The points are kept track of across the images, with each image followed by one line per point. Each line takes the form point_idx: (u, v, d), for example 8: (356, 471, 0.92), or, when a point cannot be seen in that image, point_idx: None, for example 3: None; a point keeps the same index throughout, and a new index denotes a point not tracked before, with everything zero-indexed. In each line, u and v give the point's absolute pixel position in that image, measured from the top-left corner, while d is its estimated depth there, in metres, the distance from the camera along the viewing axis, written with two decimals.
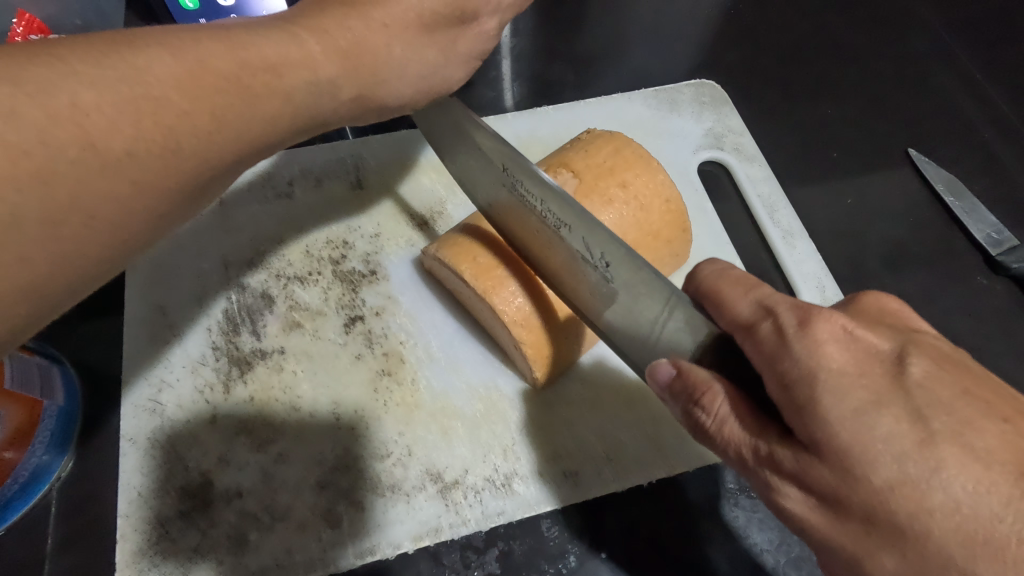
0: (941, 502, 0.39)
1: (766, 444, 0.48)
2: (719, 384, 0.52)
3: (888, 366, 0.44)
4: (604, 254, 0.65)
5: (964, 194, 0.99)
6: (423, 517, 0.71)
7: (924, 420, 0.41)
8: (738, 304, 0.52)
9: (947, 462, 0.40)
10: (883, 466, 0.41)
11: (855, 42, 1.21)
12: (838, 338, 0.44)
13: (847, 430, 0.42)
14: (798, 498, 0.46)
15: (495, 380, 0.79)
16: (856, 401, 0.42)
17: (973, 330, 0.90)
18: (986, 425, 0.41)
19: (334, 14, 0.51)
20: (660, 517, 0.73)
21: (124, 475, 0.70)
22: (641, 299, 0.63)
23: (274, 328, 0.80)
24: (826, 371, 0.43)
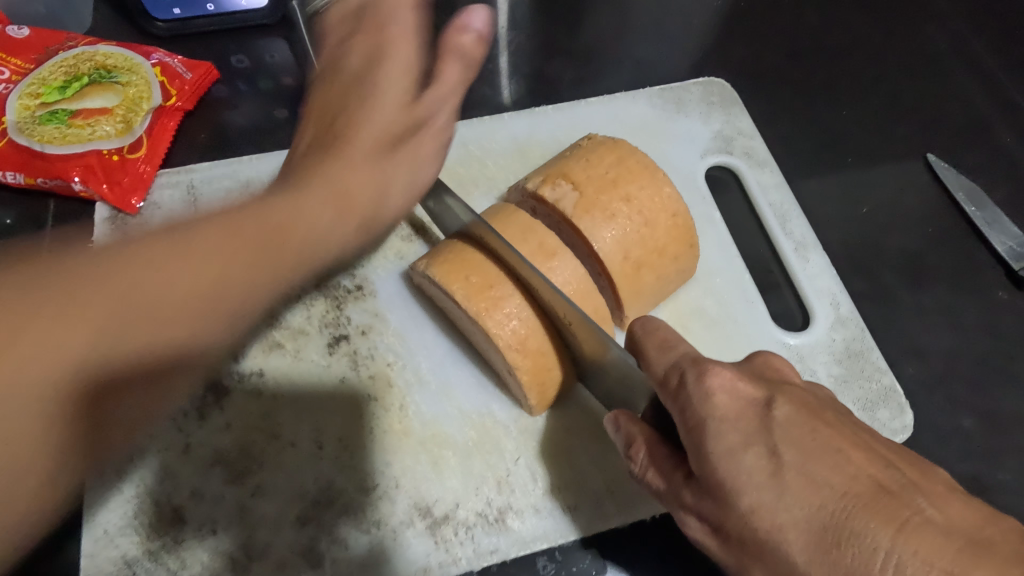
0: (786, 520, 0.43)
1: (675, 484, 0.52)
2: (642, 436, 0.56)
3: (755, 415, 0.46)
4: (564, 314, 0.66)
5: (986, 204, 0.93)
6: (411, 556, 0.66)
7: (777, 454, 0.44)
8: (659, 360, 0.53)
9: (790, 490, 0.43)
10: (747, 493, 0.44)
11: (871, 38, 1.14)
12: (726, 390, 0.47)
13: (723, 465, 0.46)
14: (698, 529, 0.50)
15: (489, 406, 0.74)
16: (729, 441, 0.46)
17: (994, 349, 0.85)
18: (823, 457, 0.44)
19: (328, 164, 0.62)
20: (661, 555, 0.67)
21: (90, 511, 0.66)
22: (596, 348, 0.65)
23: (252, 349, 0.75)
24: (711, 417, 0.47)
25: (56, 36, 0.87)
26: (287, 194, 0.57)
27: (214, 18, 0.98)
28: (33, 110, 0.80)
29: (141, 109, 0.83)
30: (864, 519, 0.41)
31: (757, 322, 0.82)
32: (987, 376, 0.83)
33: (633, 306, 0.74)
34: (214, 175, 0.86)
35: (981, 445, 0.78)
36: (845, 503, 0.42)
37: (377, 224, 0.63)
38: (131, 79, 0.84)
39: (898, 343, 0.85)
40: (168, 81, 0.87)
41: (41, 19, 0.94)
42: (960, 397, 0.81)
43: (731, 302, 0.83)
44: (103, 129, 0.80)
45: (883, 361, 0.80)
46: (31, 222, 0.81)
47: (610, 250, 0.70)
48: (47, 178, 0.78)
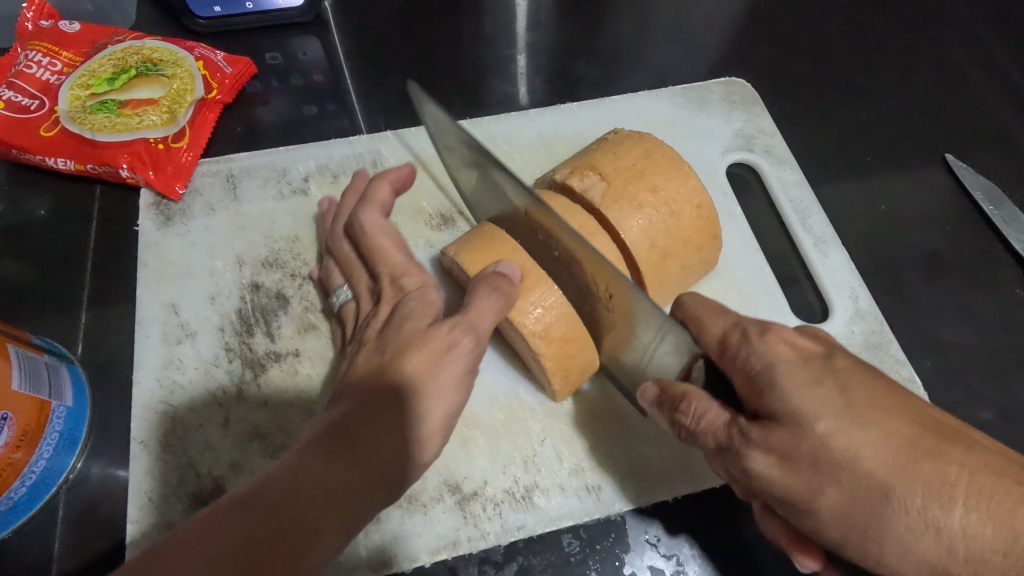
0: (864, 439, 0.47)
1: (730, 428, 0.54)
2: (694, 388, 0.58)
3: (819, 361, 0.51)
4: (606, 287, 0.67)
5: (1003, 202, 0.95)
6: (441, 530, 0.68)
7: (846, 390, 0.49)
8: (715, 320, 0.57)
9: (866, 420, 0.47)
10: (823, 417, 0.48)
11: (888, 41, 1.16)
12: (786, 342, 0.52)
13: (797, 397, 0.49)
14: (759, 470, 0.53)
15: (516, 389, 0.76)
16: (802, 377, 0.50)
17: (1013, 344, 0.86)
18: (887, 394, 0.48)
19: (375, 356, 0.62)
20: (682, 532, 0.70)
21: (134, 480, 0.69)
22: (635, 324, 0.66)
23: (288, 330, 0.78)
24: (782, 363, 0.51)
25: (104, 31, 0.91)
26: (412, 331, 0.62)
27: (254, 15, 1.01)
28: (82, 100, 0.84)
29: (184, 100, 0.87)
30: (927, 444, 0.46)
31: (776, 314, 0.84)
32: (1005, 370, 0.85)
33: (656, 294, 0.76)
34: (253, 163, 0.89)
35: (997, 435, 0.80)
36: (915, 428, 0.46)
37: (425, 315, 0.64)
38: (176, 72, 0.88)
39: (917, 336, 0.86)
40: (210, 74, 0.90)
41: (87, 15, 0.99)
42: (979, 389, 0.83)
43: (751, 293, 0.85)
44: (149, 119, 0.84)
45: (901, 353, 0.82)
46: (82, 208, 0.85)
47: (637, 238, 0.72)
48: (97, 164, 0.82)
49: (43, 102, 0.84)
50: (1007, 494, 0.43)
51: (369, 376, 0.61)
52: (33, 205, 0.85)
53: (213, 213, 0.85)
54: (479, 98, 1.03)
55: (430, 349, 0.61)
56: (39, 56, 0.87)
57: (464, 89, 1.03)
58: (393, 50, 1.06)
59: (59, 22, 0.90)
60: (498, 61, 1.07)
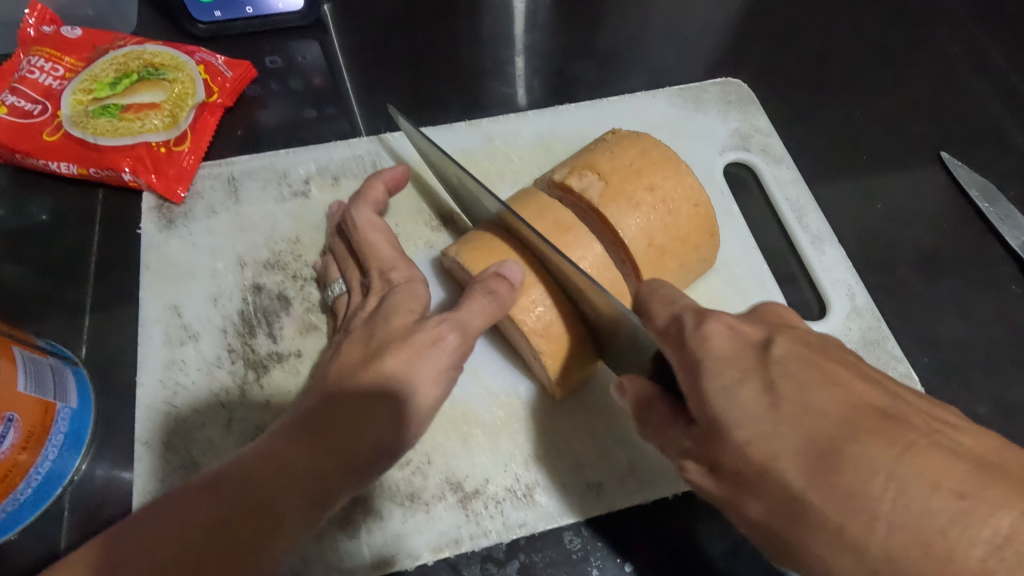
0: (781, 441, 0.46)
1: (675, 432, 0.57)
2: (649, 394, 0.61)
3: (753, 356, 0.50)
4: (580, 287, 0.68)
5: (998, 199, 0.96)
6: (443, 528, 0.69)
7: (772, 388, 0.48)
8: (660, 312, 0.57)
9: (786, 417, 0.47)
10: (743, 424, 0.48)
11: (883, 41, 1.17)
12: (723, 333, 0.52)
13: (718, 402, 0.50)
14: (702, 473, 0.55)
15: (516, 387, 0.77)
16: (724, 378, 0.50)
17: (1008, 340, 0.87)
18: (822, 386, 0.47)
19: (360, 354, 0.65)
20: (684, 527, 0.70)
21: (138, 480, 0.70)
22: (612, 321, 0.67)
23: (291, 331, 0.79)
24: (710, 360, 0.51)
25: (106, 36, 0.92)
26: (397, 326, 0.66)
27: (254, 20, 1.02)
28: (84, 104, 0.85)
29: (186, 104, 0.87)
30: (863, 437, 0.44)
31: None
32: (1001, 366, 0.85)
33: None
34: (255, 166, 0.89)
35: (994, 431, 0.80)
36: (844, 424, 0.45)
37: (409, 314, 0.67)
38: (177, 76, 0.89)
39: (914, 333, 0.87)
40: (211, 78, 0.91)
41: (89, 21, 1.00)
42: (976, 386, 0.83)
43: (750, 291, 0.86)
44: (151, 122, 0.84)
45: (898, 350, 0.83)
46: (84, 212, 0.86)
47: (635, 237, 0.73)
48: (99, 168, 0.83)
49: (46, 106, 0.84)
50: (940, 510, 0.40)
51: (350, 369, 0.64)
52: (35, 208, 0.85)
53: (215, 215, 0.85)
54: (478, 100, 1.04)
55: (415, 344, 0.64)
56: (42, 61, 0.88)
57: (463, 91, 1.04)
58: (393, 53, 1.07)
59: (61, 28, 0.91)
60: (496, 62, 1.08)
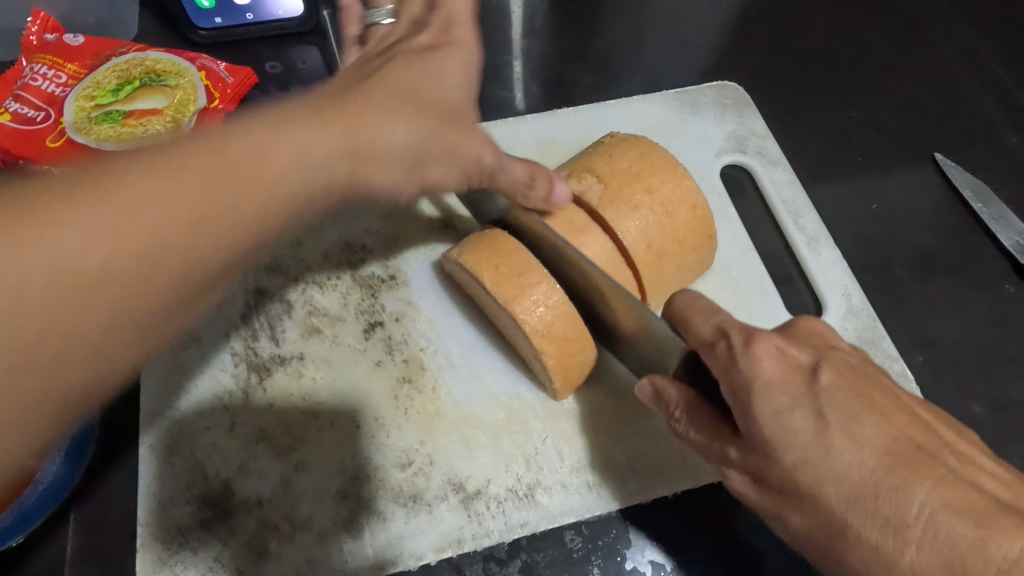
0: (830, 473, 0.48)
1: (718, 441, 0.58)
2: (686, 400, 0.62)
3: (803, 379, 0.51)
4: (599, 286, 0.73)
5: (991, 200, 0.97)
6: (446, 528, 0.70)
7: (823, 416, 0.50)
8: (700, 325, 0.59)
9: (834, 446, 0.48)
10: (793, 449, 0.50)
11: (877, 44, 1.19)
12: (773, 354, 0.52)
13: (769, 424, 0.51)
14: (740, 480, 0.57)
15: (517, 389, 0.78)
16: (776, 404, 0.51)
17: (1002, 339, 0.88)
18: (867, 418, 0.49)
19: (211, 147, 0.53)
20: (682, 524, 0.71)
21: (143, 484, 0.70)
22: (630, 320, 0.71)
23: (293, 334, 0.79)
24: (760, 381, 0.51)
25: (107, 43, 0.93)
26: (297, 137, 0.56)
27: (253, 26, 1.03)
28: (87, 111, 0.86)
29: (187, 110, 0.88)
30: (900, 474, 0.47)
31: (772, 312, 0.85)
32: (995, 365, 0.86)
33: (654, 294, 0.78)
34: None
35: (988, 429, 0.81)
36: (885, 458, 0.48)
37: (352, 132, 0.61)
38: (179, 82, 0.90)
39: (910, 333, 0.88)
40: (212, 84, 0.91)
41: (90, 29, 1.01)
42: (971, 385, 0.84)
43: (747, 292, 0.87)
44: (154, 128, 0.85)
45: (893, 349, 0.84)
46: None
47: (633, 239, 0.74)
48: None
49: (49, 113, 0.85)
50: (963, 535, 0.44)
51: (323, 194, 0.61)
52: None
53: None
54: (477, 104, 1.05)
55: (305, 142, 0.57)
56: (45, 68, 0.88)
57: None
58: None
59: (63, 35, 0.92)
60: (495, 67, 1.09)
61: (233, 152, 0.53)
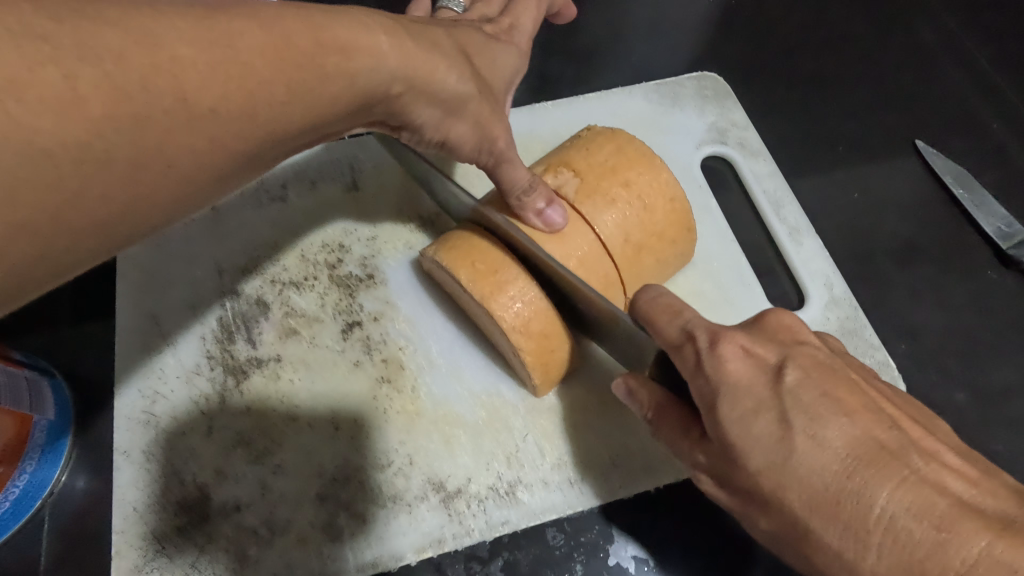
0: (792, 478, 0.48)
1: (688, 442, 0.58)
2: (658, 399, 0.61)
3: (767, 381, 0.50)
4: (566, 283, 0.70)
5: (973, 187, 0.97)
6: (427, 528, 0.69)
7: (787, 419, 0.49)
8: (665, 326, 0.57)
9: (798, 450, 0.48)
10: (756, 456, 0.50)
11: (859, 32, 1.18)
12: (738, 356, 0.51)
13: (734, 430, 0.50)
14: (711, 484, 0.57)
15: (498, 386, 0.77)
16: (740, 407, 0.50)
17: (984, 325, 0.88)
18: (833, 419, 0.48)
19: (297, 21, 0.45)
20: (661, 523, 0.71)
21: (119, 490, 0.69)
22: (602, 314, 0.69)
23: (270, 336, 0.78)
24: (724, 385, 0.51)
25: None
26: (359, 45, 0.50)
27: None
28: None
29: None
30: (863, 475, 0.46)
31: (754, 303, 0.85)
32: (978, 352, 0.86)
33: (633, 288, 0.77)
34: None
35: (971, 417, 0.81)
36: (848, 462, 0.47)
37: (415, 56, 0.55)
38: None
39: (893, 323, 0.88)
40: None
41: None
42: (953, 372, 0.84)
43: (728, 284, 0.86)
44: None
45: (875, 339, 0.83)
46: None
47: (611, 233, 0.73)
48: None
49: None
50: (922, 539, 0.44)
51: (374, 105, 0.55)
52: None
53: (191, 221, 0.85)
54: None
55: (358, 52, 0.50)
56: None
57: None
58: None
59: None
60: None
61: (325, 56, 0.47)
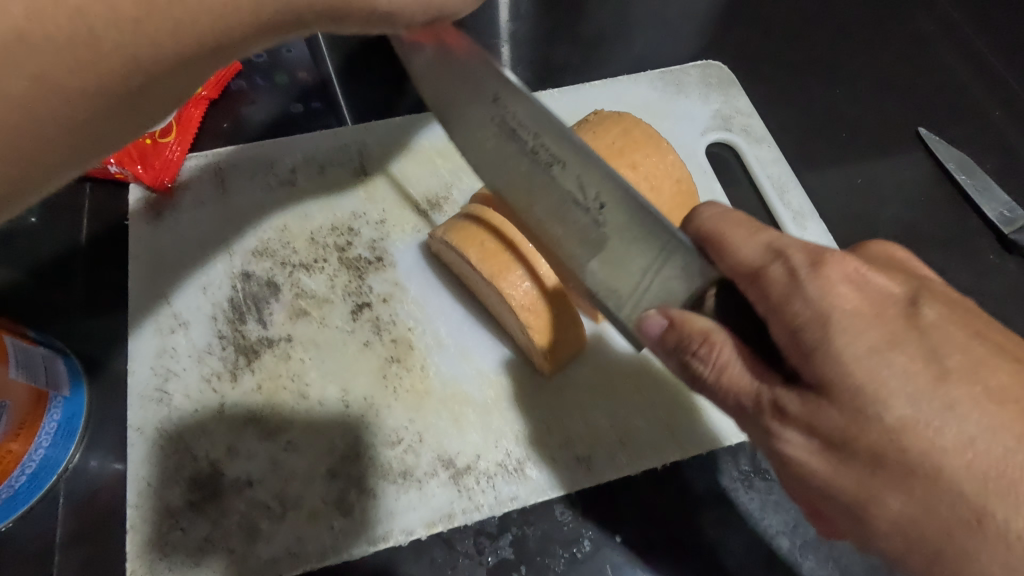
0: (954, 441, 0.40)
1: (768, 391, 0.46)
2: (723, 334, 0.49)
3: (902, 312, 0.43)
4: (600, 195, 0.58)
5: (975, 172, 0.98)
6: (436, 504, 0.70)
7: (937, 358, 0.41)
8: (745, 247, 0.48)
9: (958, 402, 0.40)
10: (896, 405, 0.40)
11: (860, 22, 1.19)
12: (851, 279, 0.44)
13: (862, 368, 0.41)
14: (801, 445, 0.45)
15: (506, 366, 0.78)
16: (869, 340, 0.42)
17: (987, 307, 0.89)
18: (996, 366, 0.42)
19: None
20: (664, 505, 0.72)
21: (133, 466, 0.70)
22: (632, 244, 0.57)
23: (280, 316, 0.79)
24: (839, 311, 0.43)
25: None
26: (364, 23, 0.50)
27: None
28: None
29: None
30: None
31: None
32: None
33: None
34: (241, 157, 0.89)
35: None
36: None
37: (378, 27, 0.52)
38: None
39: None
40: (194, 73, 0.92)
41: None
42: None
43: None
44: None
45: None
46: (70, 206, 0.85)
47: None
48: None
49: None
50: None
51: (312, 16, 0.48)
52: None
53: (201, 205, 0.86)
54: None
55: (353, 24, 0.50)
56: None
57: None
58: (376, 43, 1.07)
59: None
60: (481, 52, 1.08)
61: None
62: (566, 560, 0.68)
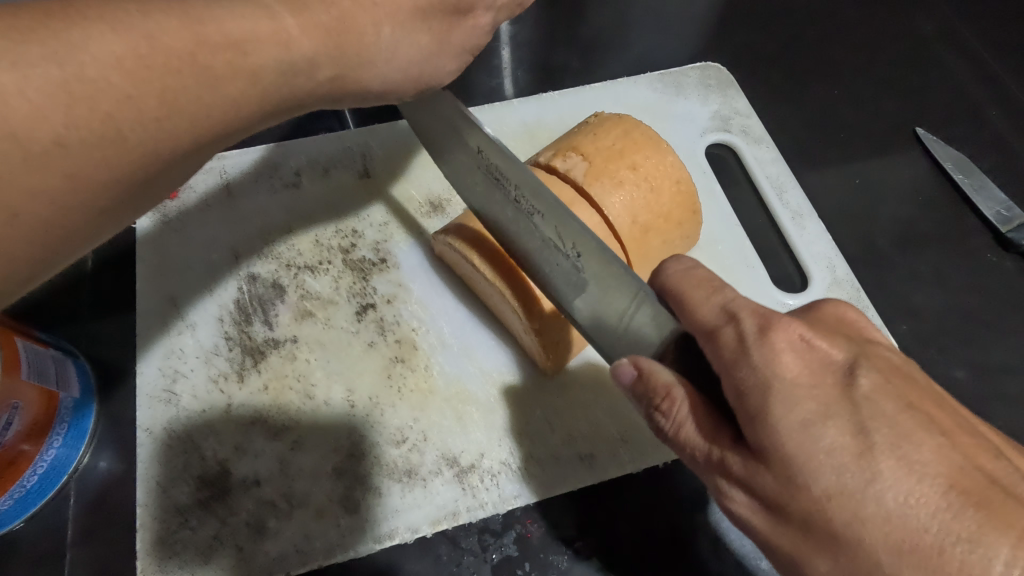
0: (875, 514, 0.38)
1: (718, 449, 0.46)
2: (681, 389, 0.49)
3: (838, 378, 0.42)
4: (575, 245, 0.63)
5: (972, 172, 0.99)
6: (441, 501, 0.71)
7: (866, 432, 0.39)
8: (702, 307, 0.48)
9: (882, 474, 0.38)
10: (822, 476, 0.39)
11: (859, 23, 1.20)
12: (795, 347, 0.42)
13: (793, 440, 0.40)
14: (745, 503, 0.45)
15: (508, 367, 0.79)
16: (804, 412, 0.41)
17: (983, 307, 0.90)
18: (925, 439, 0.39)
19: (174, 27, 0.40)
20: (653, 513, 0.72)
21: (142, 466, 0.71)
22: (608, 290, 0.60)
23: (286, 317, 0.80)
24: (781, 381, 0.41)
25: None
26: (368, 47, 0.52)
27: None
28: None
29: None
30: (976, 520, 0.36)
31: (761, 285, 0.87)
32: (978, 333, 0.88)
33: (641, 268, 0.79)
34: (246, 161, 0.90)
35: (971, 395, 0.83)
36: (948, 495, 0.37)
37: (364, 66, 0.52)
38: None
39: (894, 303, 0.89)
40: None
41: None
42: (955, 352, 0.86)
43: (731, 265, 0.88)
44: None
45: (878, 319, 0.85)
46: None
47: (619, 214, 0.75)
48: None
49: None
50: None
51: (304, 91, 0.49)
52: None
53: (208, 207, 0.87)
54: (463, 89, 1.05)
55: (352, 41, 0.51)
56: None
57: None
58: None
59: None
60: (483, 55, 1.09)
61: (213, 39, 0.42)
62: (568, 558, 0.69)
